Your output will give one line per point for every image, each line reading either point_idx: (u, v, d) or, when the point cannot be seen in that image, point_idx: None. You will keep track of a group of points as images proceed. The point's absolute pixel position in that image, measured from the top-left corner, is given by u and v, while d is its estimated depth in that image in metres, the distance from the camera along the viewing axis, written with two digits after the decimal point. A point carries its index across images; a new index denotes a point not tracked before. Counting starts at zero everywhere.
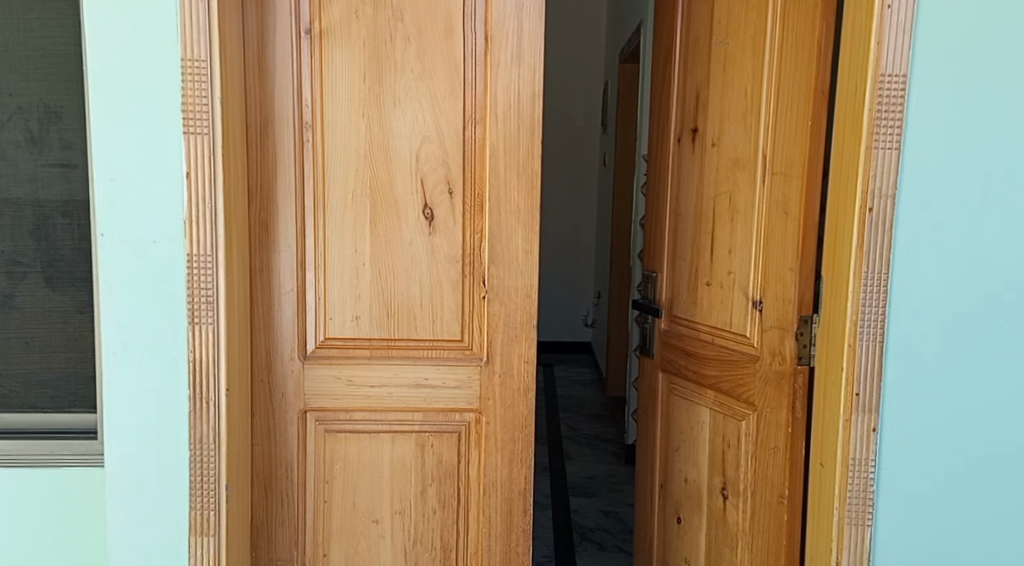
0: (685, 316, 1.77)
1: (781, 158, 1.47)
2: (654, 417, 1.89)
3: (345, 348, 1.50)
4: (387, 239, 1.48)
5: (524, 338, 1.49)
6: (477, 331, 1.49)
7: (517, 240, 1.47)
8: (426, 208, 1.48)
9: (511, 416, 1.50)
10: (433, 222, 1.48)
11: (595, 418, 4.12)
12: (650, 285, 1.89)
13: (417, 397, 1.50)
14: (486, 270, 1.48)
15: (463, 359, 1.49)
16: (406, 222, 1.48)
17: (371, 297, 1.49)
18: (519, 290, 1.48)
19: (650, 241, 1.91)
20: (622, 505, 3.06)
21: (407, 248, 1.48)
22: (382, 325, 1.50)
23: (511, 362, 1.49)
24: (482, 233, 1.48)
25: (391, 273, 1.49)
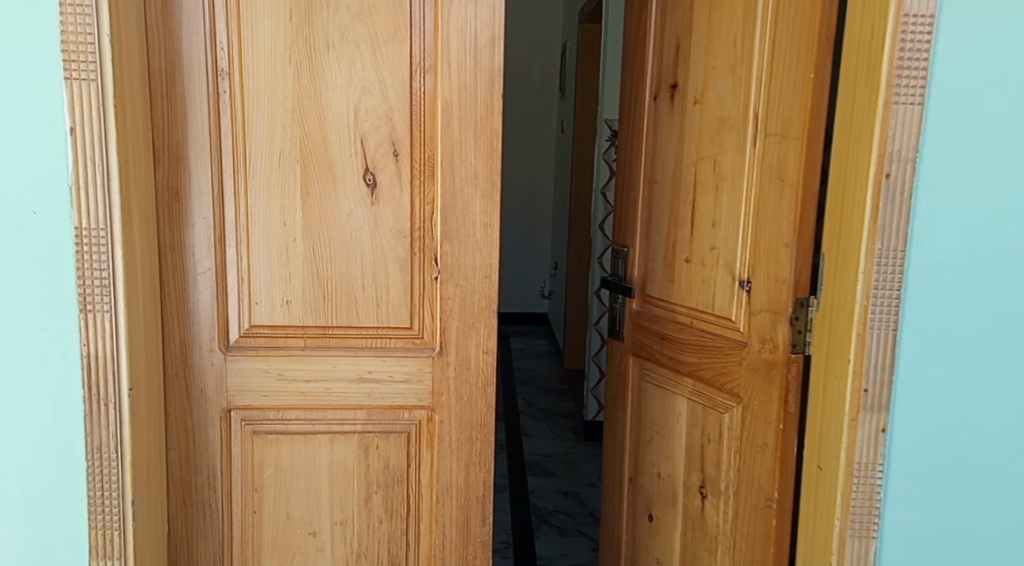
0: (660, 296, 1.59)
1: (776, 117, 1.29)
2: (623, 406, 1.72)
3: (275, 337, 1.28)
4: (320, 208, 1.26)
5: (483, 324, 1.29)
6: (429, 317, 1.29)
7: (475, 212, 1.27)
8: (367, 173, 1.26)
9: (467, 413, 1.30)
10: (377, 191, 1.27)
11: (550, 392, 3.95)
12: (620, 261, 1.70)
13: (361, 393, 1.29)
14: (440, 247, 1.27)
15: (413, 350, 1.29)
16: (344, 189, 1.26)
17: (302, 276, 1.28)
18: (477, 270, 1.28)
19: (618, 212, 1.73)
20: (581, 486, 2.91)
21: (345, 219, 1.27)
22: (318, 310, 1.28)
23: (469, 352, 1.29)
24: (434, 203, 1.27)
25: (327, 248, 1.27)
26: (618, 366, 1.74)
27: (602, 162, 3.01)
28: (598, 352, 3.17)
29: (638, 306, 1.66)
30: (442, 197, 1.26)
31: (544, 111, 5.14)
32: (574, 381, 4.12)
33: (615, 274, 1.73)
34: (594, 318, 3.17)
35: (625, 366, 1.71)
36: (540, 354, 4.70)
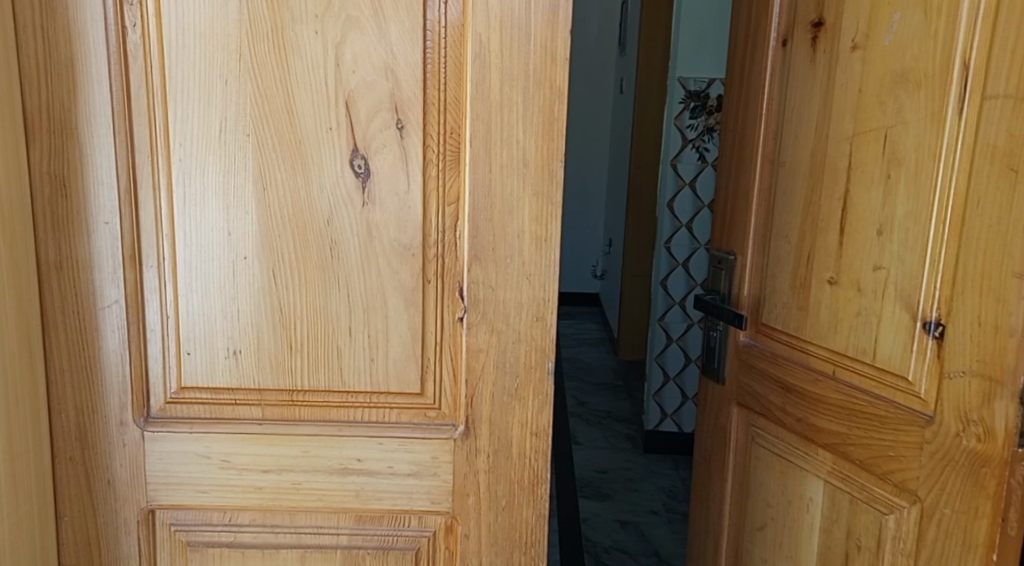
0: (786, 331, 1.12)
1: (1005, 66, 0.81)
2: (723, 474, 1.26)
3: (220, 405, 0.84)
4: (283, 210, 0.82)
5: (533, 396, 0.85)
6: (450, 381, 0.86)
7: (525, 220, 0.81)
8: (356, 155, 0.81)
9: (505, 523, 0.88)
10: (370, 181, 0.82)
11: (603, 388, 3.49)
12: (723, 275, 1.22)
13: (347, 492, 0.86)
14: (470, 271, 0.82)
15: (424, 429, 0.86)
16: (320, 180, 0.82)
17: (257, 316, 0.83)
18: (527, 310, 0.83)
19: (720, 205, 1.25)
20: (641, 513, 2.42)
21: (321, 228, 0.82)
22: (283, 367, 0.85)
23: (511, 434, 0.86)
24: (461, 203, 0.81)
25: (296, 271, 0.83)
26: (716, 417, 1.27)
27: (673, 129, 2.51)
28: (665, 352, 2.72)
29: (750, 340, 1.19)
30: (473, 194, 0.80)
31: (601, 70, 4.61)
32: (632, 375, 3.65)
33: (714, 291, 1.25)
34: (659, 313, 2.71)
35: (726, 420, 1.25)
36: (591, 340, 4.24)
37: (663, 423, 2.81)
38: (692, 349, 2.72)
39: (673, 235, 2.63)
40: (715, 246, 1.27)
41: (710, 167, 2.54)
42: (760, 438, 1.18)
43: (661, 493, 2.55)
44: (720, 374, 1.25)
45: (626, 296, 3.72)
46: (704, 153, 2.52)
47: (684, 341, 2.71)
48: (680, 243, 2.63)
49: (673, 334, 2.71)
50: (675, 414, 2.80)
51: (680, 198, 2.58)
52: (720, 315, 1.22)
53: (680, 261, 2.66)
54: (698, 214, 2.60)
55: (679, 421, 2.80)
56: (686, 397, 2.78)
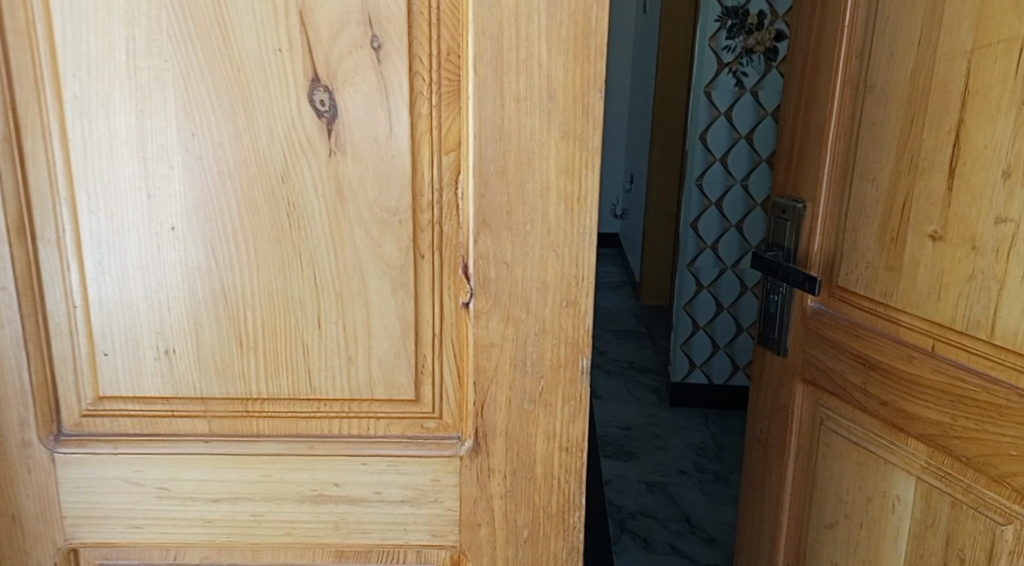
0: (868, 296, 0.91)
1: None
2: (784, 463, 1.10)
3: (154, 420, 0.67)
4: (218, 164, 0.61)
5: (561, 402, 0.65)
6: (452, 384, 0.66)
7: (552, 172, 0.58)
8: (317, 88, 0.59)
9: (528, 559, 0.69)
10: (339, 123, 0.60)
11: (626, 337, 3.32)
12: (788, 227, 1.02)
13: (324, 522, 0.70)
14: (475, 242, 0.60)
15: (419, 445, 0.68)
16: (267, 122, 0.60)
17: (195, 304, 0.64)
18: (555, 291, 0.61)
19: (786, 140, 1.03)
20: (669, 474, 2.27)
21: (274, 187, 0.61)
22: (231, 370, 0.66)
23: (534, 451, 0.66)
24: (464, 150, 0.59)
25: (243, 246, 0.62)
26: (778, 393, 1.10)
27: (707, 50, 2.28)
28: (694, 300, 2.55)
29: (819, 305, 1.00)
30: (480, 139, 0.58)
31: None
32: (654, 324, 3.48)
33: (775, 246, 1.05)
34: (689, 257, 2.51)
35: (789, 396, 1.08)
36: (610, 285, 4.05)
37: (691, 374, 2.65)
38: (722, 296, 2.55)
39: (706, 171, 2.41)
40: (777, 192, 1.05)
41: (748, 94, 2.32)
42: (831, 420, 1.01)
43: (690, 452, 2.40)
44: (784, 345, 1.07)
45: (648, 234, 3.49)
46: (743, 77, 2.29)
47: (715, 287, 2.54)
48: (713, 180, 2.41)
49: (704, 281, 2.54)
50: (705, 365, 2.64)
51: (715, 129, 2.35)
52: (781, 276, 1.02)
53: (713, 200, 2.45)
54: (733, 146, 2.38)
55: (708, 372, 2.64)
56: (718, 347, 2.61)
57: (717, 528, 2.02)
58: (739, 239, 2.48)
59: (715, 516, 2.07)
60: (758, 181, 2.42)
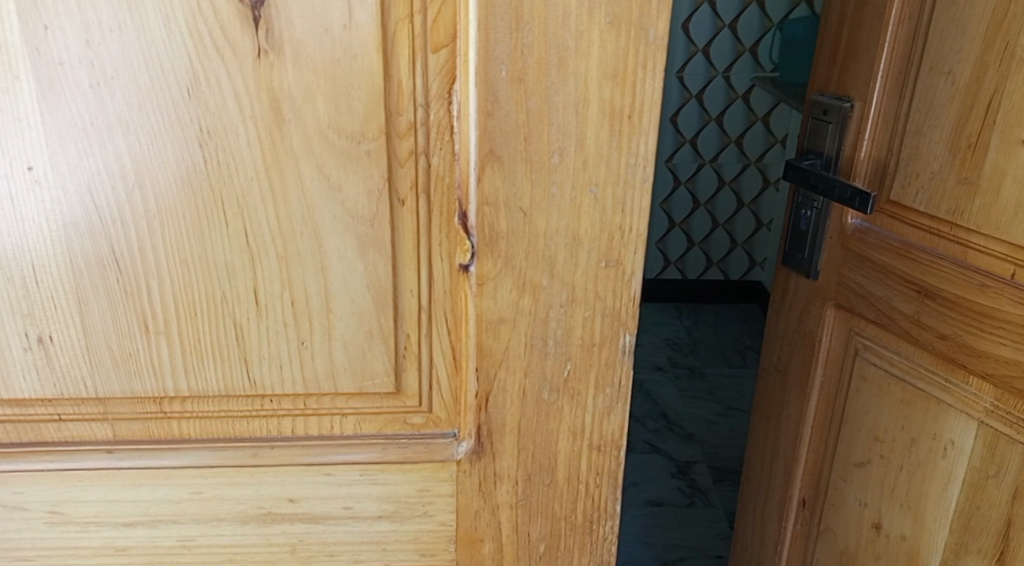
0: (930, 213, 0.73)
1: None
2: (805, 399, 0.92)
3: (35, 425, 0.49)
4: (86, 72, 0.40)
5: (593, 391, 0.48)
6: (447, 372, 0.49)
7: (597, 76, 0.40)
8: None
9: None
10: (269, 6, 0.39)
11: None
12: (829, 130, 0.83)
13: (280, 544, 0.53)
14: (478, 181, 0.42)
15: (403, 448, 0.51)
16: (159, 7, 0.39)
17: (74, 274, 0.45)
18: (591, 248, 0.44)
19: (833, 28, 0.84)
20: (645, 371, 2.27)
21: (176, 102, 0.41)
22: (135, 363, 0.48)
23: (555, 453, 0.50)
24: (462, 44, 0.40)
25: (138, 192, 0.43)
26: (801, 319, 0.91)
27: None
28: (671, 196, 2.52)
29: (861, 222, 0.81)
30: (487, 27, 0.39)
31: None
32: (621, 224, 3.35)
33: (813, 154, 0.86)
34: (668, 152, 2.48)
35: (815, 325, 0.89)
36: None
37: (664, 271, 2.63)
38: (699, 192, 2.52)
39: (687, 62, 2.37)
40: (817, 90, 0.87)
41: None
42: (868, 351, 0.82)
43: (664, 346, 2.41)
44: (812, 268, 0.88)
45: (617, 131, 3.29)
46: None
47: (693, 184, 2.51)
48: (695, 70, 2.37)
49: (682, 176, 2.51)
50: (679, 262, 2.62)
51: (698, 16, 2.31)
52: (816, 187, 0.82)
53: (693, 93, 2.40)
54: (716, 36, 2.33)
55: (682, 269, 2.63)
56: (692, 243, 2.60)
57: (695, 425, 2.02)
58: (718, 132, 2.45)
59: (690, 412, 2.08)
60: (740, 72, 2.38)
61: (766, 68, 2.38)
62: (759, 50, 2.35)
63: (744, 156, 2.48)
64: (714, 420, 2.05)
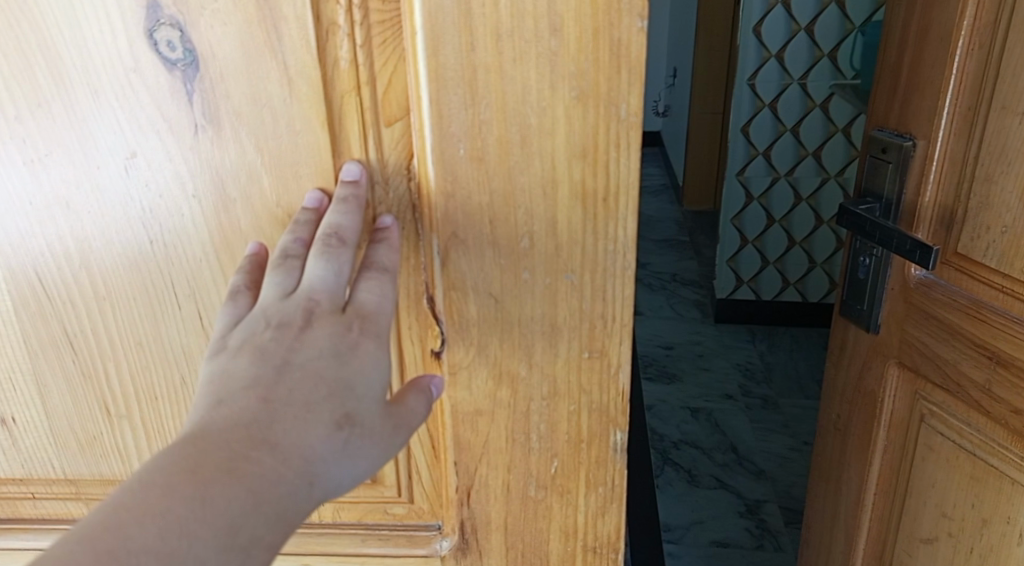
0: (1003, 271, 0.64)
1: None
2: (867, 460, 0.82)
3: (12, 502, 0.50)
4: (20, 149, 0.40)
5: (584, 490, 0.45)
6: (428, 462, 0.46)
7: (567, 153, 0.37)
8: (156, 23, 0.36)
9: None
10: (202, 77, 0.38)
11: (667, 248, 3.09)
12: (888, 170, 0.72)
13: None
14: (443, 267, 0.40)
15: (382, 541, 0.49)
16: (86, 82, 0.38)
17: (31, 359, 0.45)
18: (571, 337, 0.41)
19: (893, 54, 0.73)
20: (715, 399, 2.16)
21: (118, 183, 0.40)
22: (100, 446, 0.48)
23: (546, 552, 0.47)
24: (416, 122, 0.38)
25: (85, 273, 0.42)
26: (861, 377, 0.81)
27: None
28: (743, 213, 2.36)
29: (925, 275, 0.71)
30: (439, 102, 0.37)
31: None
32: (696, 233, 3.19)
33: (871, 195, 0.75)
34: (738, 166, 2.28)
35: (876, 383, 0.79)
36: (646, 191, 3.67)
37: (737, 291, 2.51)
38: (774, 208, 2.34)
39: (760, 68, 2.13)
40: (877, 124, 0.75)
41: None
42: (935, 418, 0.73)
43: (735, 372, 2.30)
44: (873, 321, 0.78)
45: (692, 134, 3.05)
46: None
47: (766, 200, 2.32)
48: (768, 78, 2.13)
49: (754, 192, 2.32)
50: (753, 281, 2.49)
51: (772, 17, 2.06)
52: (872, 236, 0.71)
53: (767, 102, 2.17)
54: (793, 38, 2.08)
55: (755, 288, 2.50)
56: (766, 262, 2.44)
57: (766, 461, 1.92)
58: (794, 144, 2.22)
59: (763, 445, 1.97)
60: (820, 78, 2.12)
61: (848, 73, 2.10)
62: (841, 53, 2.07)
63: (823, 171, 2.25)
64: (787, 456, 1.93)
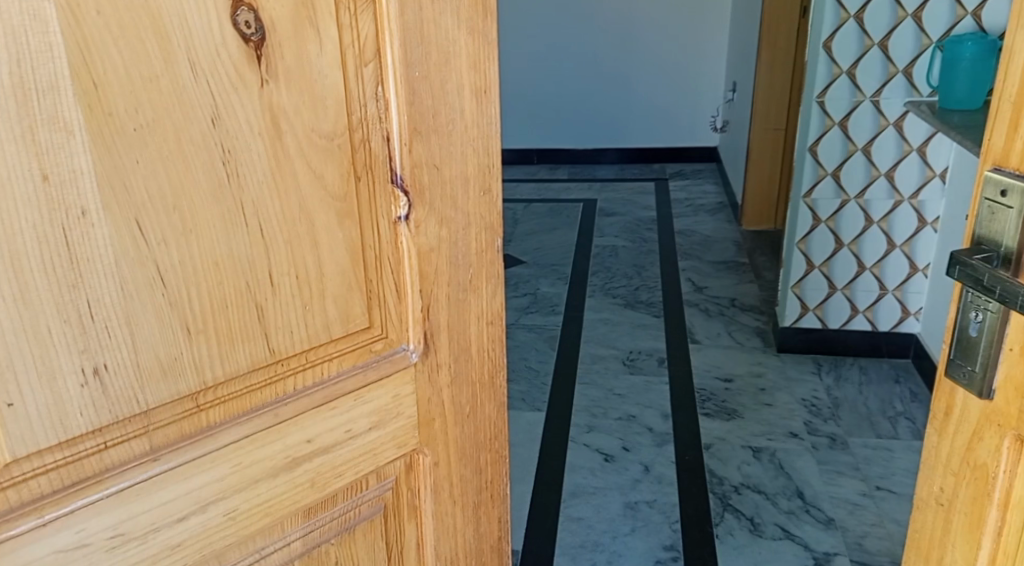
0: None
1: None
2: (975, 543, 0.84)
3: (82, 459, 0.65)
4: (134, 121, 0.62)
5: (484, 281, 0.93)
6: (395, 302, 0.85)
7: (462, 74, 0.84)
8: (240, 9, 0.66)
9: (471, 430, 0.98)
10: (267, 48, 0.69)
11: (723, 268, 3.61)
12: (1010, 214, 0.75)
13: (304, 481, 0.83)
14: (412, 149, 0.81)
15: (377, 370, 0.85)
16: (189, 64, 0.64)
17: (128, 303, 0.65)
18: (473, 181, 0.88)
19: (1012, 87, 0.74)
20: (778, 438, 2.50)
21: (208, 141, 0.67)
22: (178, 365, 0.70)
23: (467, 328, 0.92)
24: (382, 60, 0.77)
25: (179, 216, 0.66)
26: (969, 448, 0.83)
27: None
28: (810, 235, 2.79)
29: None
30: (406, 52, 0.78)
31: None
32: (755, 253, 3.73)
33: (989, 244, 0.78)
34: (806, 188, 2.75)
35: (989, 455, 0.80)
36: (707, 207, 4.37)
37: (803, 318, 2.91)
38: (842, 230, 2.76)
39: (828, 86, 2.61)
40: (993, 162, 0.77)
41: None
42: None
43: (800, 409, 2.65)
44: (985, 388, 0.79)
45: (754, 155, 3.79)
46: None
47: (834, 221, 2.76)
48: (836, 96, 2.61)
49: (821, 216, 2.77)
50: (819, 309, 2.88)
51: (841, 35, 2.54)
52: (994, 292, 0.76)
53: (835, 120, 2.64)
54: (864, 54, 2.55)
55: (822, 316, 2.89)
56: (834, 288, 2.84)
57: (835, 508, 2.19)
58: (866, 164, 2.67)
59: (831, 490, 2.25)
60: (887, 96, 2.58)
61: (923, 91, 2.55)
62: (916, 70, 2.53)
63: (893, 192, 2.68)
64: (857, 502, 2.20)
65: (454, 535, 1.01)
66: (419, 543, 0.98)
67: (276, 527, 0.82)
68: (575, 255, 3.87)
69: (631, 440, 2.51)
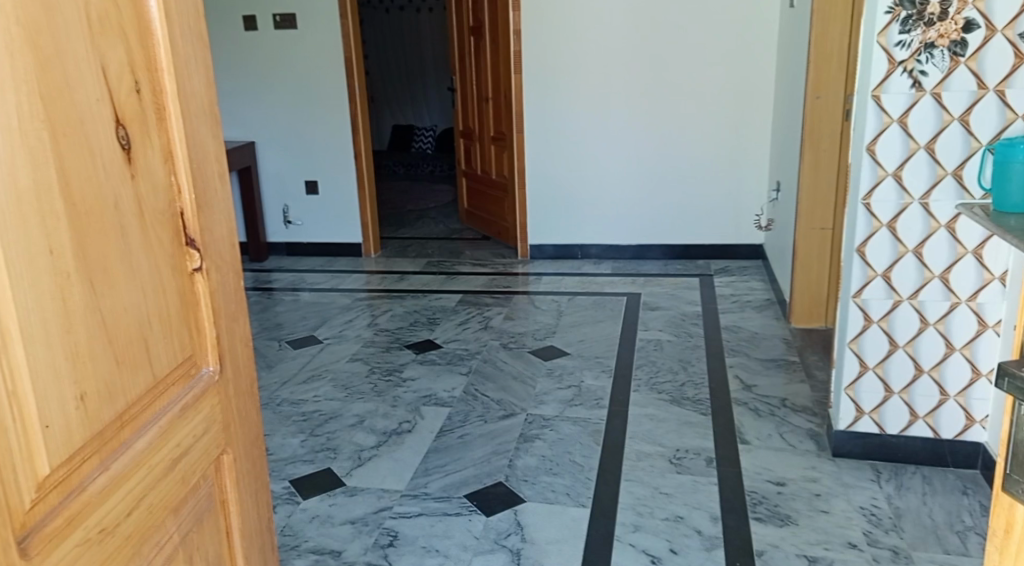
0: None
1: None
2: None
3: (76, 469, 0.84)
4: (85, 203, 0.85)
5: (240, 314, 1.21)
6: (198, 337, 1.10)
7: (213, 159, 1.12)
8: (119, 128, 0.91)
9: (246, 432, 1.24)
10: (134, 147, 0.94)
11: (772, 366, 3.58)
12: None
13: (174, 482, 1.04)
14: (199, 216, 1.08)
15: (198, 388, 1.09)
16: (103, 162, 0.88)
17: (92, 344, 0.86)
18: (228, 239, 1.16)
19: None
20: (836, 548, 2.39)
21: (117, 219, 0.90)
22: (114, 393, 0.90)
23: (235, 350, 1.20)
24: (176, 154, 1.03)
25: (113, 272, 0.90)
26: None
27: (878, 49, 2.51)
28: (861, 337, 2.75)
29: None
30: (189, 145, 1.05)
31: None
32: (804, 351, 3.72)
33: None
34: (855, 288, 2.72)
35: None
36: (754, 303, 4.38)
37: (858, 421, 2.83)
38: (897, 332, 2.71)
39: (875, 187, 2.62)
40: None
41: (927, 95, 2.50)
42: None
43: (859, 518, 2.53)
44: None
45: (801, 252, 3.84)
46: (919, 77, 2.50)
47: (887, 322, 2.71)
48: (883, 197, 2.61)
49: (873, 316, 2.72)
50: (874, 412, 2.80)
51: (886, 137, 2.57)
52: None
53: (883, 221, 2.63)
54: (912, 155, 2.56)
55: (878, 420, 2.80)
56: (890, 392, 2.77)
57: None
58: (917, 265, 2.64)
59: None
60: (939, 199, 2.56)
61: (974, 194, 2.53)
62: (966, 173, 2.52)
63: (949, 293, 2.62)
64: None
65: (249, 522, 1.25)
66: (230, 532, 1.21)
67: (164, 524, 1.02)
68: (620, 348, 3.89)
69: (679, 543, 2.43)
